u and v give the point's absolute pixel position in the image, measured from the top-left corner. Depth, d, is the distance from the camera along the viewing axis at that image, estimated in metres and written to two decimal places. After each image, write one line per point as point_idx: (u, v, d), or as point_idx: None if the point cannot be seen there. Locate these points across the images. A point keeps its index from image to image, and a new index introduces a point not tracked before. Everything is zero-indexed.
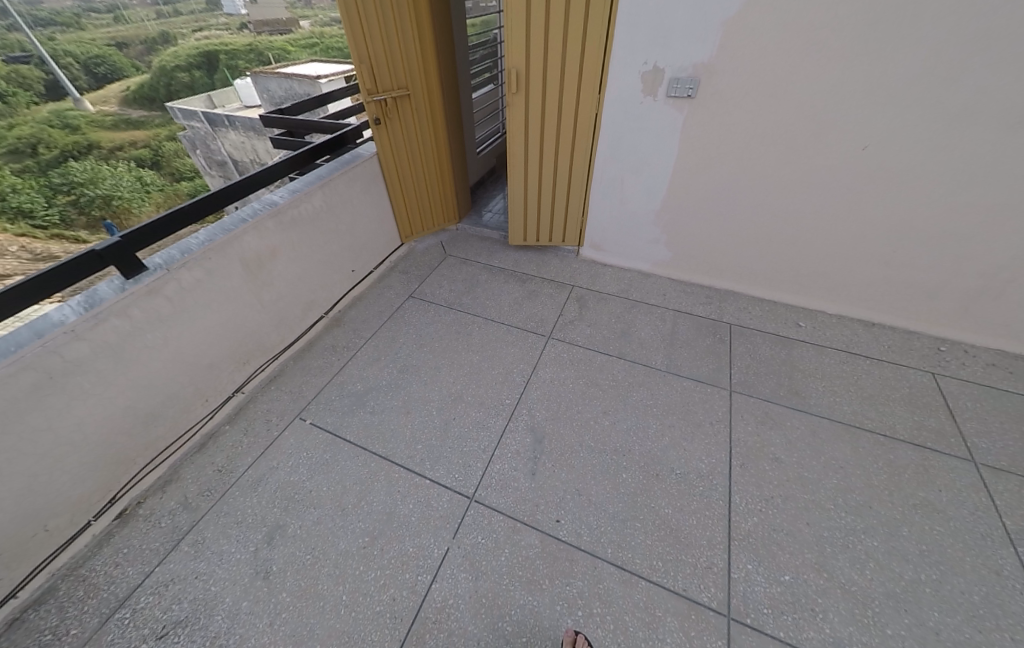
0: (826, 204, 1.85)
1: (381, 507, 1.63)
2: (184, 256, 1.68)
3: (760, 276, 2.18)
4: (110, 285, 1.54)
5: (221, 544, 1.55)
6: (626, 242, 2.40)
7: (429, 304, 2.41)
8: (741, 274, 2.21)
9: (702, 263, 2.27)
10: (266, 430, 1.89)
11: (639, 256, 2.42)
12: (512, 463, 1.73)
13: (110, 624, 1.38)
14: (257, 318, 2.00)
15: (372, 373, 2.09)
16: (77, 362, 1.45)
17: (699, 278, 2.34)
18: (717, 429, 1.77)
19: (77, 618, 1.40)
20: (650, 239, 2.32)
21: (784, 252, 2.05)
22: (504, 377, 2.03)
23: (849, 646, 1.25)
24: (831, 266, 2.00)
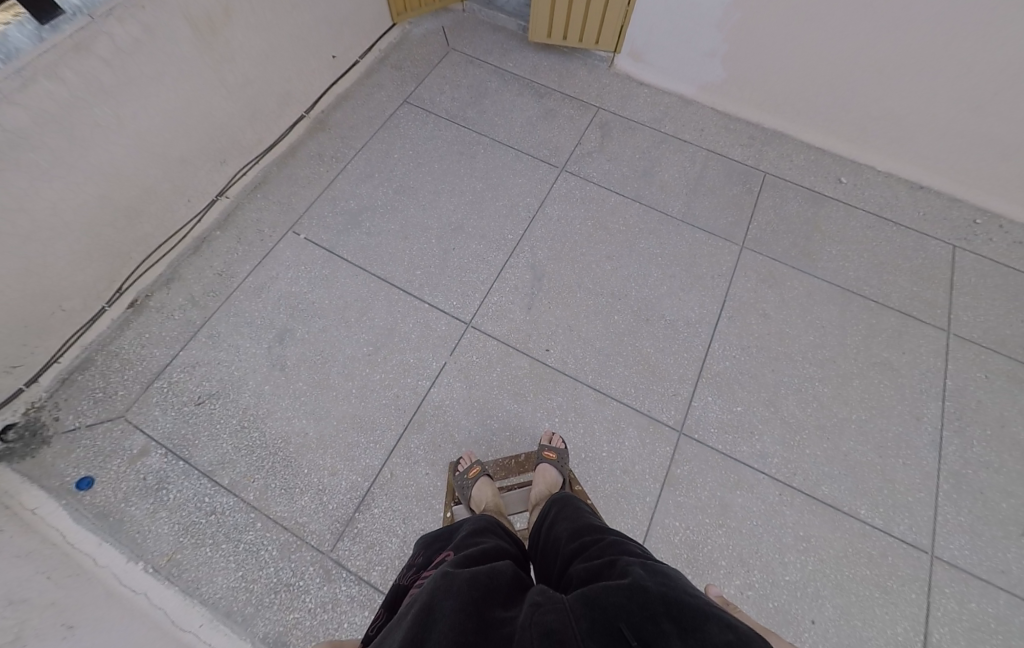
0: (946, 21, 1.43)
1: (380, 325, 1.70)
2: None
3: (820, 115, 1.86)
4: (21, 30, 1.16)
5: (237, 339, 1.66)
6: (673, 51, 1.95)
7: (427, 111, 2.07)
8: (800, 109, 1.88)
9: (758, 91, 1.91)
10: (258, 239, 1.82)
11: (685, 73, 2.00)
12: (509, 295, 1.75)
13: (152, 390, 1.56)
14: (226, 106, 1.69)
15: (365, 189, 1.92)
16: (23, 134, 1.18)
17: (749, 111, 1.99)
18: (718, 284, 1.75)
19: (121, 383, 1.56)
20: (705, 50, 1.87)
21: (860, 85, 1.70)
22: (509, 209, 1.89)
23: (773, 457, 1.50)
24: (908, 109, 1.69)
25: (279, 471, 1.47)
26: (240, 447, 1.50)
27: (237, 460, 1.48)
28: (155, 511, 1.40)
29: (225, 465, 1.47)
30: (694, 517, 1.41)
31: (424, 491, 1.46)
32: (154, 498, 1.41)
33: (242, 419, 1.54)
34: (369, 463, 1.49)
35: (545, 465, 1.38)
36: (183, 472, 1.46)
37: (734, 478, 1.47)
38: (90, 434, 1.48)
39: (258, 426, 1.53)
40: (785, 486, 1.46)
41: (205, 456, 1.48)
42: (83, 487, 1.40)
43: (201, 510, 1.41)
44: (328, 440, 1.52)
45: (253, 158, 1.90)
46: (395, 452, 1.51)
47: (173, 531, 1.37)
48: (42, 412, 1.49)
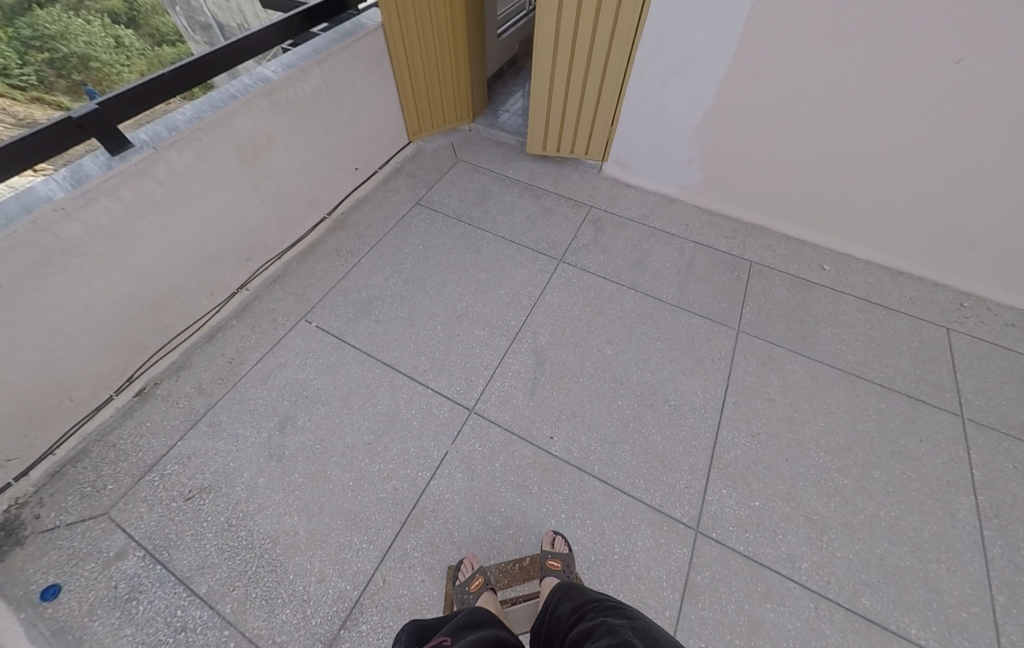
0: (897, 132, 1.62)
1: (381, 413, 1.69)
2: (171, 133, 1.47)
3: (795, 211, 2.02)
4: (94, 159, 1.36)
5: (237, 427, 1.65)
6: (655, 159, 2.18)
7: (437, 213, 2.28)
8: (775, 206, 2.05)
9: (734, 191, 2.09)
10: (271, 329, 1.90)
11: (666, 177, 2.22)
12: (512, 381, 1.76)
13: (142, 485, 1.51)
14: (258, 212, 1.88)
15: (376, 282, 2.04)
16: (74, 242, 1.33)
17: (728, 208, 2.17)
18: (720, 369, 1.75)
19: (113, 476, 1.52)
20: (683, 158, 2.10)
21: (826, 186, 1.87)
22: (512, 298, 1.98)
23: (801, 562, 1.37)
24: (875, 205, 1.84)
25: (263, 577, 1.37)
26: (224, 548, 1.41)
27: (219, 563, 1.39)
28: (119, 628, 1.28)
29: (206, 570, 1.37)
30: (721, 637, 1.26)
31: (419, 602, 1.33)
32: (121, 611, 1.30)
33: (230, 517, 1.47)
34: (361, 567, 1.39)
35: (549, 577, 1.27)
36: (158, 579, 1.36)
37: (761, 588, 1.33)
38: (69, 534, 1.41)
39: (247, 524, 1.46)
40: (820, 598, 1.31)
41: (185, 559, 1.39)
42: (48, 597, 1.31)
43: (169, 626, 1.29)
44: (318, 539, 1.43)
45: (275, 255, 2.05)
46: (390, 554, 1.41)
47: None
48: (25, 509, 1.44)
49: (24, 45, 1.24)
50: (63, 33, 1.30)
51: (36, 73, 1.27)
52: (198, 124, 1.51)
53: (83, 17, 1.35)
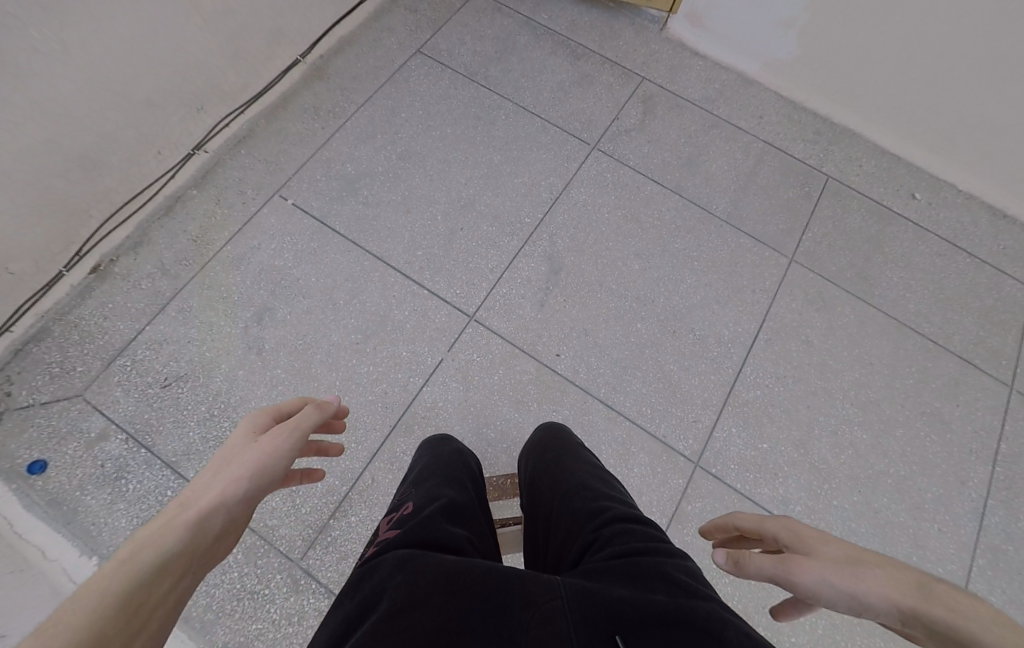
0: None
1: (367, 309, 1.49)
2: None
3: (904, 113, 1.59)
4: None
5: (210, 316, 1.45)
6: (742, 18, 1.64)
7: (444, 69, 1.78)
8: (885, 109, 1.61)
9: (835, 75, 1.62)
10: (239, 205, 1.58)
11: (749, 49, 1.72)
12: (519, 290, 1.53)
13: (115, 368, 1.37)
14: (203, 43, 1.39)
15: (362, 153, 1.67)
16: None
17: (822, 103, 1.71)
18: (757, 301, 1.53)
19: (81, 358, 1.36)
20: (780, 19, 1.57)
21: (961, 84, 1.42)
22: (529, 189, 1.64)
23: (795, 506, 1.33)
24: (1015, 120, 1.42)
25: None
26: (209, 436, 1.33)
27: (204, 451, 1.32)
28: (112, 503, 1.24)
29: (191, 457, 1.31)
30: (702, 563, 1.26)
31: None
32: (111, 488, 1.25)
33: (212, 407, 1.36)
34: (349, 465, 1.32)
35: None
36: (145, 462, 1.29)
37: None
38: (45, 413, 1.29)
39: (230, 415, 1.35)
40: None
41: (169, 445, 1.31)
42: (36, 471, 1.24)
43: (164, 504, 1.26)
44: None
45: (236, 108, 1.61)
46: (379, 455, 1.33)
47: (130, 525, 1.22)
48: None
49: None
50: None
51: None
52: None
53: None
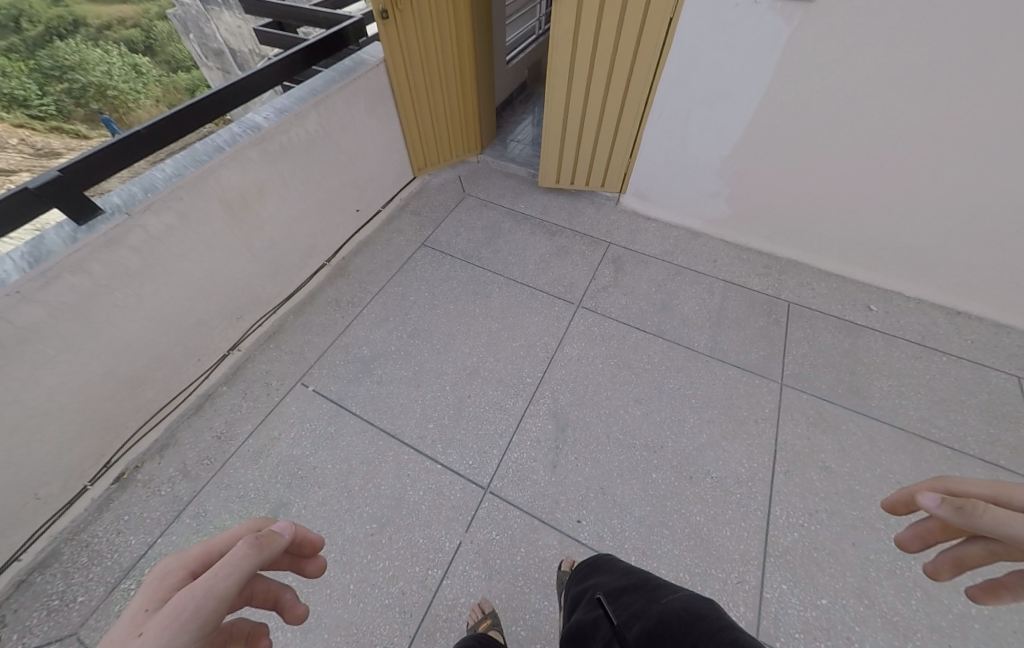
0: (975, 167, 1.29)
1: (367, 497, 1.27)
2: (149, 195, 1.18)
3: (840, 254, 1.67)
4: (60, 231, 1.09)
5: (224, 520, 1.26)
6: (678, 191, 1.81)
7: (445, 256, 1.84)
8: (812, 246, 1.70)
9: (765, 230, 1.74)
10: (266, 396, 1.49)
11: (693, 208, 1.83)
12: (530, 453, 1.32)
13: (117, 594, 1.16)
14: (254, 266, 1.54)
15: (376, 337, 1.61)
16: (35, 327, 1.06)
17: (757, 244, 1.79)
18: (789, 443, 1.32)
19: (84, 586, 1.17)
20: (708, 191, 1.75)
21: (880, 227, 1.54)
22: (526, 351, 1.53)
23: None
24: (943, 250, 1.50)
25: None
26: None
27: None
28: None
29: None
30: None
31: None
32: None
33: None
34: None
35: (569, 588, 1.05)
36: None
37: None
38: None
39: None
40: None
41: None
42: None
43: None
44: None
45: (273, 310, 1.67)
46: None
47: None
48: None
49: (44, 77, 1.35)
50: (81, 63, 1.44)
51: (55, 103, 1.34)
52: (178, 184, 1.22)
53: (101, 49, 1.50)
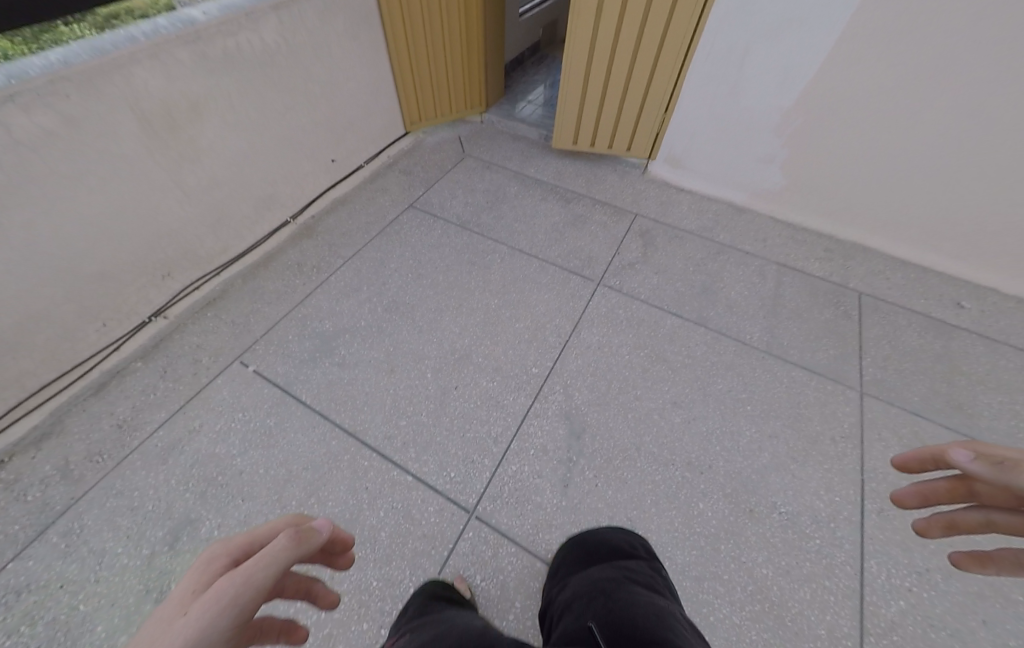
0: None
1: (310, 519, 0.93)
2: (12, 80, 0.82)
3: (920, 236, 1.36)
4: None
5: (108, 540, 0.92)
6: (721, 154, 1.50)
7: (436, 218, 1.50)
8: (884, 224, 1.38)
9: (827, 204, 1.43)
10: (191, 376, 1.13)
11: (739, 177, 1.52)
12: (533, 466, 0.98)
13: None
14: (187, 209, 1.18)
15: (341, 308, 1.26)
16: None
17: (814, 222, 1.48)
18: (874, 466, 1.01)
19: None
20: (759, 154, 1.43)
21: (981, 202, 1.22)
22: (533, 335, 1.19)
23: None
24: None
25: None
26: None
27: None
28: None
29: None
30: None
31: None
32: None
33: None
34: None
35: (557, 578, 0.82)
36: None
37: None
38: None
39: None
40: None
41: None
42: None
43: None
44: None
45: (215, 271, 1.31)
46: None
47: None
48: None
49: None
50: None
51: None
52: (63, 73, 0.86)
53: None
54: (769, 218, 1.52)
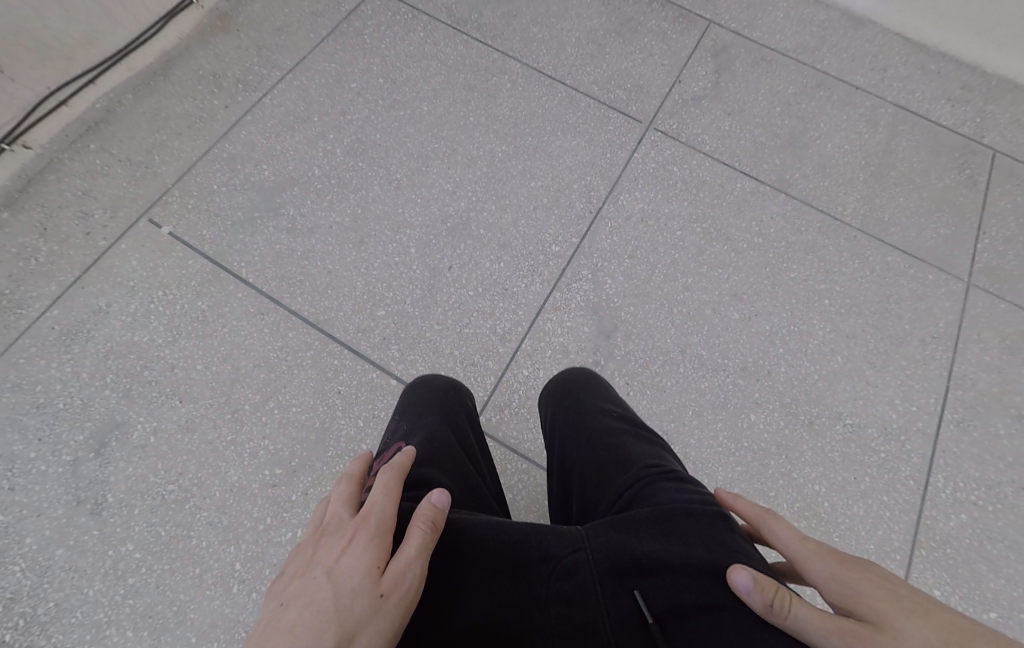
0: None
1: (270, 424, 0.75)
2: None
3: None
4: None
5: (15, 442, 0.73)
6: None
7: (417, 11, 1.02)
8: None
9: None
10: (81, 239, 0.82)
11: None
12: (548, 369, 0.77)
13: None
14: None
15: (285, 147, 0.90)
16: None
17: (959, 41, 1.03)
18: (964, 373, 0.81)
19: None
20: None
21: None
22: (554, 195, 0.88)
23: None
24: None
25: None
26: None
27: None
28: None
29: None
30: None
31: None
32: None
33: None
34: None
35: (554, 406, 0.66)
36: None
37: None
38: None
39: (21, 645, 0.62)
40: None
41: None
42: None
43: None
44: None
45: (83, 81, 0.86)
46: None
47: None
48: None
49: None
50: None
51: None
52: None
53: None
54: (892, 34, 1.07)
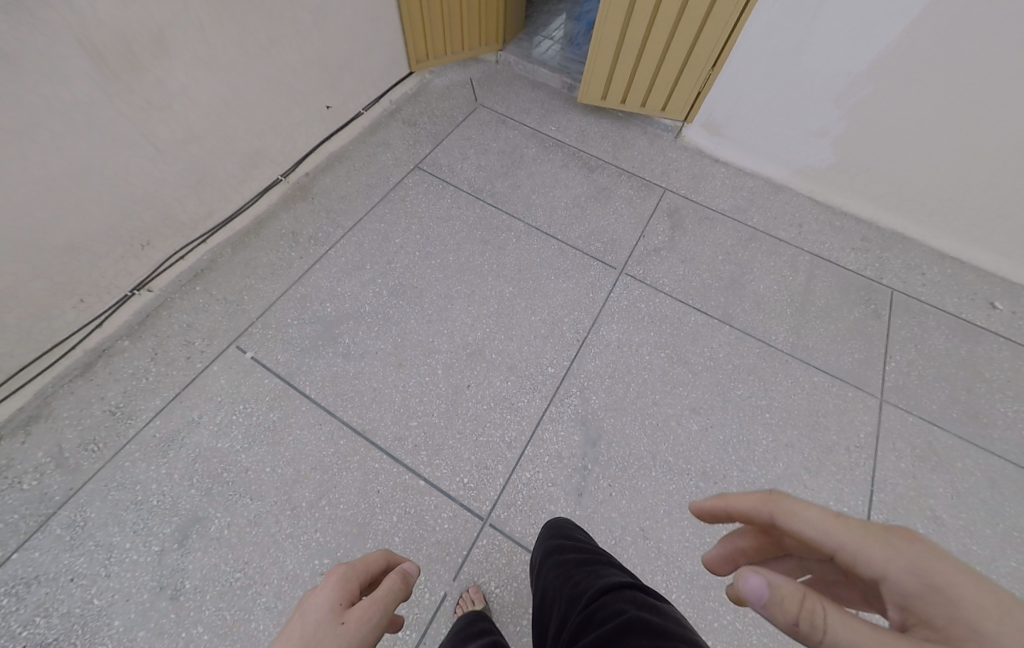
0: None
1: (321, 520, 0.92)
2: None
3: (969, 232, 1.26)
4: None
5: (113, 533, 0.88)
6: (766, 124, 1.33)
7: (445, 184, 1.35)
8: (933, 215, 1.27)
9: (877, 187, 1.30)
10: (182, 363, 1.05)
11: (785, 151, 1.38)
12: (546, 474, 0.96)
13: None
14: (160, 171, 0.97)
15: (343, 291, 1.16)
16: None
17: (857, 205, 1.36)
18: (884, 476, 1.00)
19: None
20: (812, 126, 1.27)
21: None
22: (549, 329, 1.13)
23: None
24: None
25: None
26: None
27: None
28: None
29: None
30: None
31: None
32: None
33: None
34: None
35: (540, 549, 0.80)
36: None
37: None
38: None
39: None
40: None
41: None
42: None
43: None
44: None
45: (196, 242, 1.15)
46: None
47: None
48: None
49: None
50: None
51: None
52: None
53: None
54: (807, 199, 1.40)
